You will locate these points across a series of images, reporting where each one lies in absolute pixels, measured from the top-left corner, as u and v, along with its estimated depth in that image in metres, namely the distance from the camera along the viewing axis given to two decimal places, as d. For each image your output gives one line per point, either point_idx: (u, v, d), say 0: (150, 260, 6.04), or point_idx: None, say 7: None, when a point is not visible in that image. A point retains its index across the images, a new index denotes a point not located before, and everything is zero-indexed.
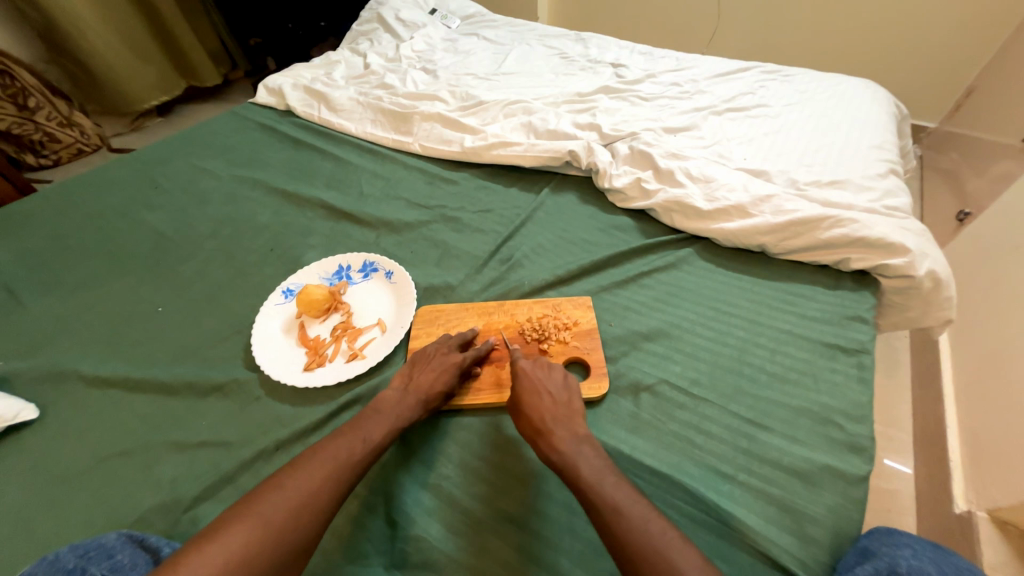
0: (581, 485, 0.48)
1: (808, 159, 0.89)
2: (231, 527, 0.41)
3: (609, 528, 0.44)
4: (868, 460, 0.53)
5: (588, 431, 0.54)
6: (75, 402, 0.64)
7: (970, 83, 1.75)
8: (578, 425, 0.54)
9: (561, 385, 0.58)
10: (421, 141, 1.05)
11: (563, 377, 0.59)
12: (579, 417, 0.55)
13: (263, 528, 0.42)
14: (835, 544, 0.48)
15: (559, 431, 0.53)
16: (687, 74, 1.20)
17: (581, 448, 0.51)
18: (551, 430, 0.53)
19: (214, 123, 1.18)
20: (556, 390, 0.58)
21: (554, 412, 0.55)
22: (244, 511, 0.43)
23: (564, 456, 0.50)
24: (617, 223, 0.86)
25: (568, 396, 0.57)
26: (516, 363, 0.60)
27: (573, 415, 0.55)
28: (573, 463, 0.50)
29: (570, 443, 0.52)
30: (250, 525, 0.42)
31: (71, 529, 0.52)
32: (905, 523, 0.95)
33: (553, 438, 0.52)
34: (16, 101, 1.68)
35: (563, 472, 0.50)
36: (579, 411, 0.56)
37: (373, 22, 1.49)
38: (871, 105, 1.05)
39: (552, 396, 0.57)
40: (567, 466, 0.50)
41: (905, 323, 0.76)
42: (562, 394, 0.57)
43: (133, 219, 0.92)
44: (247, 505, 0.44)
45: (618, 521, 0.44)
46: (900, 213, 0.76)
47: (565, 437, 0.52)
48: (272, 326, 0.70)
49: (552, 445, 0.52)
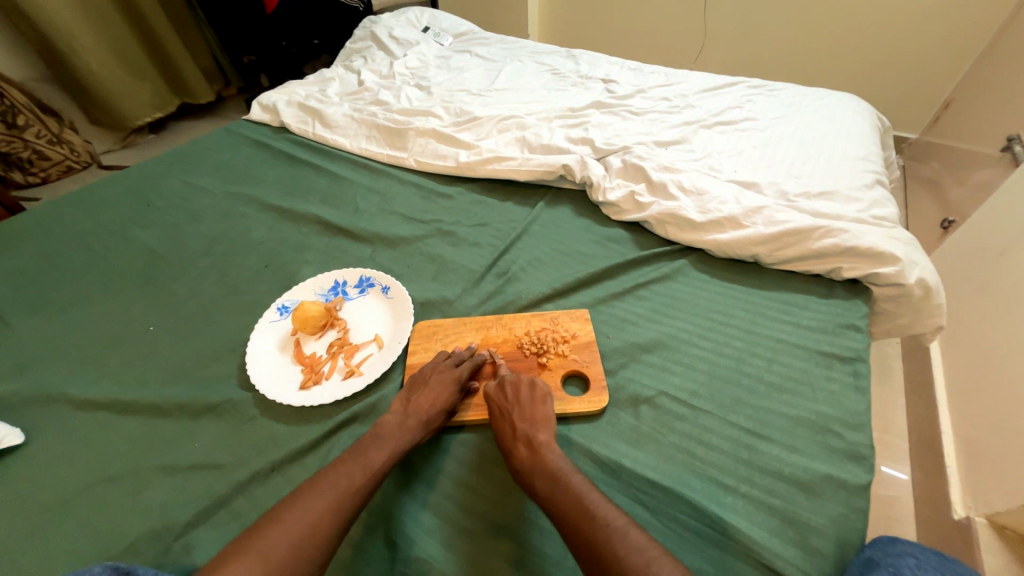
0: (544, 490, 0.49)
1: (798, 171, 0.91)
2: (228, 568, 0.40)
3: (576, 524, 0.46)
4: (869, 469, 0.54)
5: (552, 438, 0.54)
6: (63, 426, 0.62)
7: (947, 94, 1.81)
8: (539, 436, 0.54)
9: (523, 400, 0.58)
10: (416, 156, 1.05)
11: (529, 387, 0.59)
12: (543, 427, 0.55)
13: (264, 566, 0.41)
14: (840, 556, 0.48)
15: (518, 450, 0.53)
16: (676, 89, 1.23)
17: (539, 462, 0.52)
18: (511, 449, 0.54)
19: (207, 140, 1.18)
20: (523, 405, 0.57)
21: (513, 429, 0.55)
22: (245, 547, 0.42)
23: (523, 472, 0.52)
24: (612, 235, 0.87)
25: (531, 408, 0.57)
26: (489, 385, 0.61)
27: (534, 427, 0.55)
28: (532, 480, 0.51)
29: (529, 458, 0.52)
30: (249, 564, 0.41)
31: (57, 559, 0.50)
32: (906, 530, 0.95)
33: (514, 457, 0.53)
34: (5, 119, 1.67)
35: (527, 490, 0.51)
36: (544, 422, 0.56)
37: (367, 40, 1.51)
38: (855, 118, 1.08)
39: (514, 413, 0.57)
40: (528, 484, 0.51)
41: (897, 330, 0.77)
42: (526, 408, 0.57)
43: (124, 237, 0.91)
44: (247, 541, 0.43)
45: (587, 519, 0.45)
46: (887, 223, 0.77)
47: (524, 454, 0.53)
48: (268, 345, 0.69)
49: (515, 465, 0.53)
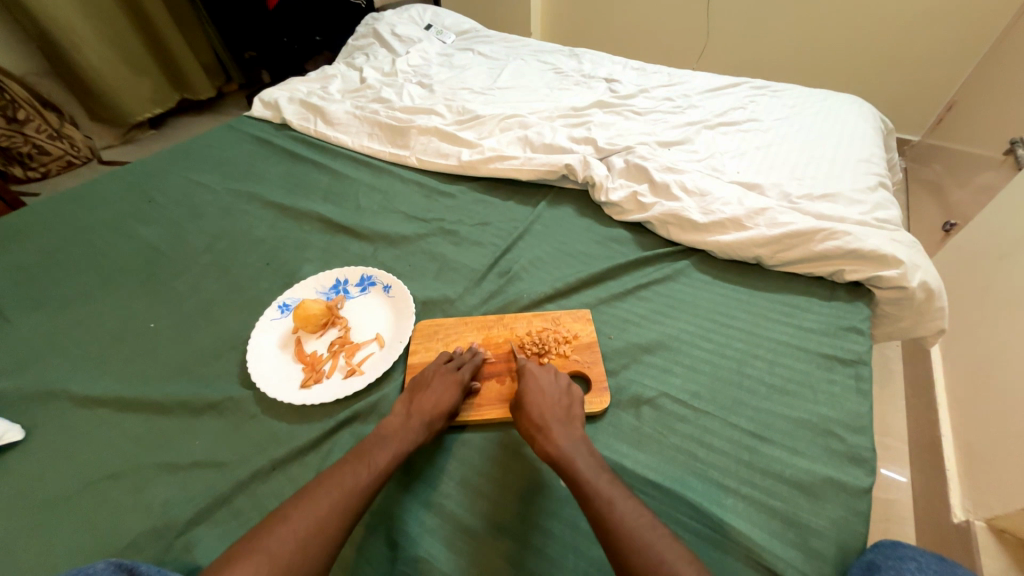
0: (579, 481, 0.49)
1: (801, 173, 0.90)
2: (235, 567, 0.40)
3: (603, 520, 0.46)
4: (870, 472, 0.54)
5: (585, 434, 0.56)
6: (63, 423, 0.62)
7: (950, 97, 1.81)
8: (576, 427, 0.55)
9: (562, 389, 0.59)
10: (418, 154, 1.05)
11: (565, 382, 0.61)
12: (577, 419, 0.57)
13: (270, 565, 0.41)
14: (841, 559, 0.48)
15: (556, 430, 0.54)
16: (679, 89, 1.22)
17: (577, 447, 0.53)
18: (552, 426, 0.54)
19: (208, 136, 1.18)
20: (559, 394, 0.59)
21: (553, 413, 0.56)
22: (252, 547, 0.42)
23: (560, 453, 0.52)
24: (614, 235, 0.87)
25: (568, 400, 0.58)
26: (525, 368, 0.62)
27: (569, 418, 0.56)
28: (569, 461, 0.51)
29: (566, 442, 0.53)
30: (256, 563, 0.41)
31: (59, 555, 0.50)
32: (905, 533, 0.95)
33: (552, 433, 0.54)
34: (5, 113, 1.67)
35: (560, 467, 0.51)
36: (578, 415, 0.57)
37: (369, 37, 1.50)
38: (859, 119, 1.07)
39: (553, 398, 0.58)
40: (565, 461, 0.51)
41: (898, 333, 0.77)
42: (564, 398, 0.58)
43: (125, 233, 0.91)
44: (254, 541, 0.43)
45: (611, 517, 0.46)
46: (890, 225, 0.77)
47: (563, 434, 0.54)
48: (269, 343, 0.69)
49: (551, 443, 0.53)
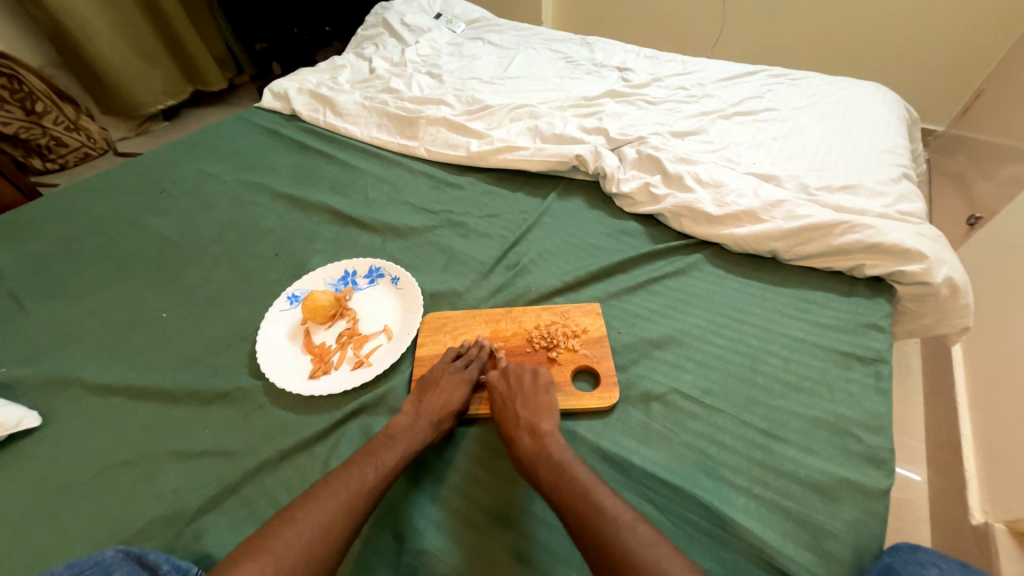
0: (552, 486, 0.49)
1: (819, 163, 0.88)
2: (243, 566, 0.40)
3: (576, 516, 0.46)
4: (888, 473, 0.52)
5: (555, 429, 0.55)
6: (78, 410, 0.63)
7: (979, 84, 1.74)
8: (544, 424, 0.54)
9: (528, 389, 0.58)
10: (427, 145, 1.04)
11: (532, 376, 0.60)
12: (546, 415, 0.56)
13: (275, 566, 0.41)
14: (856, 561, 0.47)
15: (520, 437, 0.53)
16: (693, 78, 1.19)
17: (545, 450, 0.52)
18: (514, 436, 0.54)
19: (219, 127, 1.18)
20: (527, 393, 0.58)
21: (517, 417, 0.55)
22: (259, 547, 0.42)
23: (524, 458, 0.52)
24: (625, 228, 0.85)
25: (534, 396, 0.57)
26: (498, 367, 0.62)
27: (537, 415, 0.55)
28: (533, 464, 0.51)
29: (529, 444, 0.53)
30: (262, 564, 0.41)
31: (72, 541, 0.51)
32: (920, 533, 0.93)
33: (517, 444, 0.53)
34: (23, 105, 1.70)
35: (529, 476, 0.51)
36: (547, 410, 0.56)
37: (378, 26, 1.49)
38: (882, 109, 1.04)
39: (517, 401, 0.57)
40: (530, 470, 0.51)
41: (919, 330, 0.74)
42: (531, 395, 0.58)
43: (138, 223, 0.92)
44: (261, 540, 0.43)
45: (586, 512, 0.45)
46: (914, 219, 0.74)
47: (528, 441, 0.53)
48: (278, 334, 0.69)
49: (515, 449, 0.53)
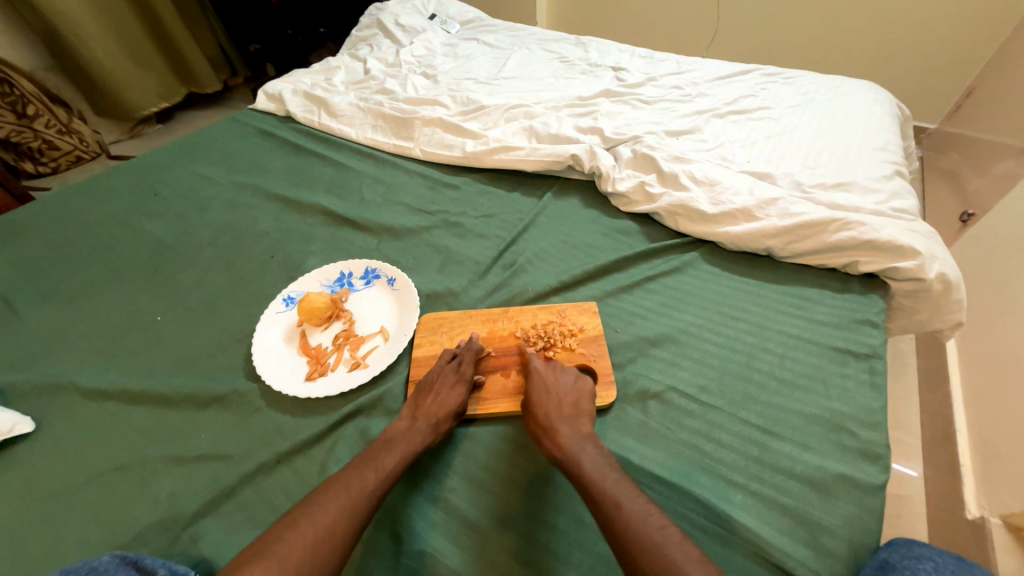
0: (586, 482, 0.49)
1: (813, 161, 0.88)
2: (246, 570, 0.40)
3: (606, 515, 0.46)
4: (883, 469, 0.52)
5: (594, 432, 0.55)
6: (72, 415, 0.63)
7: (971, 82, 1.75)
8: (583, 425, 0.54)
9: (570, 387, 0.58)
10: (422, 145, 1.04)
11: (574, 378, 0.60)
12: (585, 418, 0.56)
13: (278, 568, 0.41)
14: (852, 557, 0.47)
15: (564, 428, 0.53)
16: (688, 77, 1.20)
17: (584, 447, 0.52)
18: (557, 427, 0.53)
19: (213, 129, 1.17)
20: (569, 392, 0.58)
21: (560, 410, 0.55)
22: (262, 551, 0.42)
23: (568, 455, 0.51)
24: (621, 227, 0.85)
25: (577, 396, 0.57)
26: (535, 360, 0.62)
27: (579, 415, 0.55)
28: (577, 461, 0.50)
29: (573, 439, 0.52)
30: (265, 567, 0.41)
31: (67, 548, 0.51)
32: (917, 528, 0.93)
33: (558, 435, 0.53)
34: (15, 109, 1.69)
35: (567, 468, 0.50)
36: (586, 413, 0.56)
37: (373, 27, 1.48)
38: (875, 106, 1.04)
39: (561, 396, 0.57)
40: (570, 462, 0.50)
41: (913, 326, 0.75)
42: (574, 395, 0.57)
43: (132, 226, 0.91)
44: (263, 545, 0.43)
45: (614, 514, 0.45)
46: (907, 215, 0.75)
47: (570, 435, 0.53)
48: (273, 336, 0.69)
49: (558, 443, 0.52)
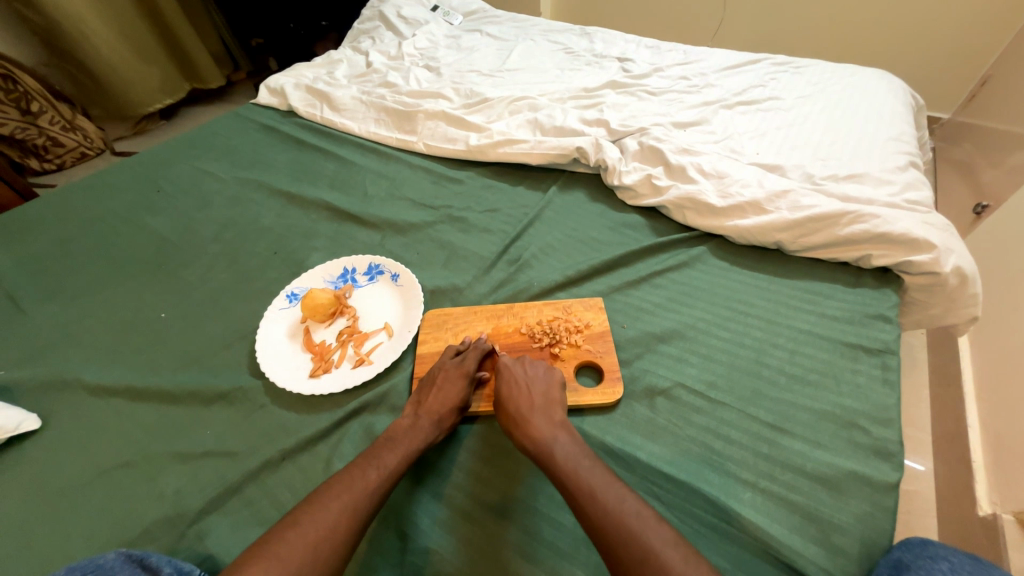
0: (561, 473, 0.48)
1: (825, 153, 0.86)
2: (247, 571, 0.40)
3: (586, 512, 0.45)
4: (897, 466, 0.51)
5: (567, 420, 0.55)
6: (78, 412, 0.63)
7: (987, 70, 1.71)
8: (555, 413, 0.54)
9: (542, 377, 0.58)
10: (426, 139, 1.03)
11: (545, 368, 0.60)
12: (558, 406, 0.56)
13: (279, 567, 0.41)
14: (864, 556, 0.46)
15: (535, 419, 0.53)
16: (695, 67, 1.17)
17: (557, 436, 0.52)
18: (528, 419, 0.53)
19: (214, 124, 1.17)
20: (541, 383, 0.57)
21: (531, 401, 0.55)
22: (263, 552, 0.42)
23: (541, 445, 0.51)
24: (627, 221, 0.84)
25: (548, 386, 0.57)
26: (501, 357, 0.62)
27: (551, 405, 0.55)
28: (550, 452, 0.50)
29: (546, 431, 0.52)
30: (266, 567, 0.40)
31: (74, 544, 0.51)
32: (927, 526, 0.92)
33: (530, 427, 0.53)
34: (19, 105, 1.69)
35: (540, 460, 0.50)
36: (558, 402, 0.56)
37: (375, 19, 1.47)
38: (887, 96, 1.02)
39: (531, 388, 0.57)
40: (543, 453, 0.50)
41: (927, 321, 0.73)
42: (545, 386, 0.57)
43: (135, 223, 0.91)
44: (265, 546, 0.42)
45: (596, 512, 0.45)
46: (922, 208, 0.73)
47: (542, 425, 0.53)
48: (277, 333, 0.69)
49: (530, 435, 0.52)
